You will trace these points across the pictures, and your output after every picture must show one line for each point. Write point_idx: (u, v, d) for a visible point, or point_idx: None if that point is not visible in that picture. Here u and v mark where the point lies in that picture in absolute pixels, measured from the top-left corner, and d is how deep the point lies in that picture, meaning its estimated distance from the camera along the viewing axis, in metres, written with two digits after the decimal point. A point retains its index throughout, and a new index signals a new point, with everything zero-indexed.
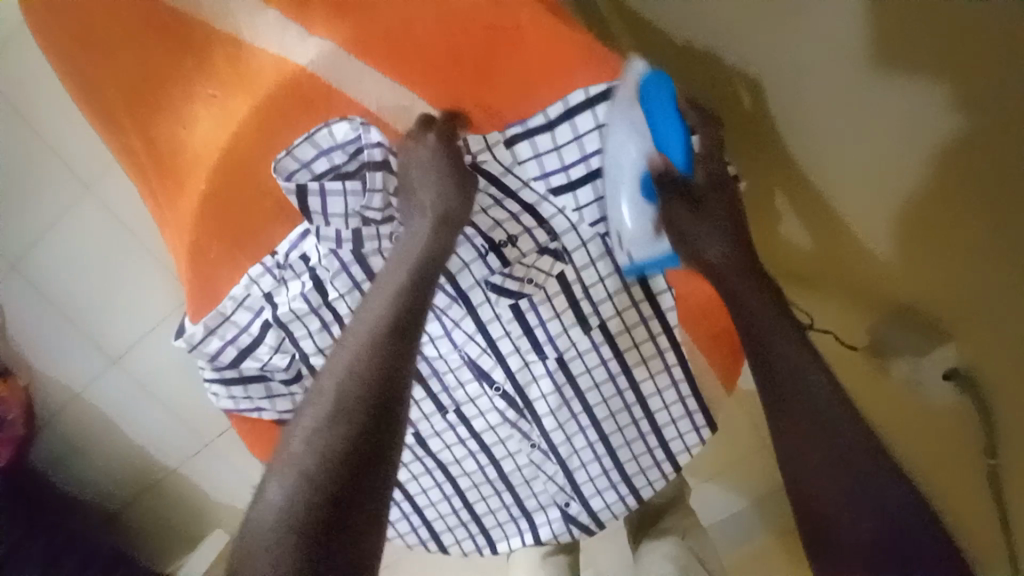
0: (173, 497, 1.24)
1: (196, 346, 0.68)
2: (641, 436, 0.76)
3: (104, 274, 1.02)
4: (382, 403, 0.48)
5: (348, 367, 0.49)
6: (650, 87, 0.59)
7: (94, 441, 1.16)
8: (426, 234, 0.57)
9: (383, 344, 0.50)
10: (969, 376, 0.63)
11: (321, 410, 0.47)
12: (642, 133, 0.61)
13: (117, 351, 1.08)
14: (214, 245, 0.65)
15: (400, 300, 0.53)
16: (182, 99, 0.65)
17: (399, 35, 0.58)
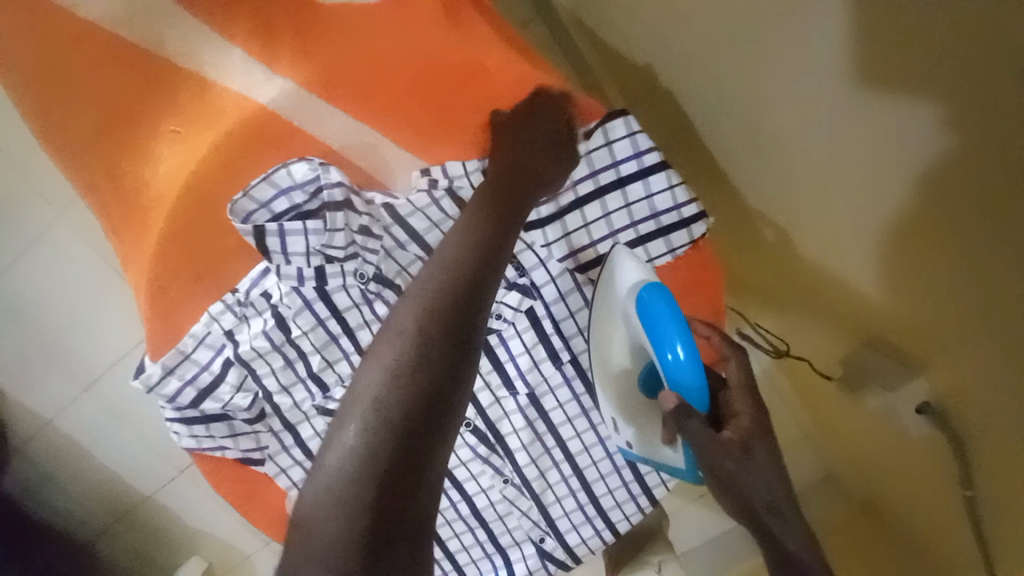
0: (150, 525, 1.20)
1: (154, 387, 0.66)
2: (616, 470, 0.75)
3: (77, 300, 1.00)
4: (431, 399, 0.48)
5: (395, 362, 0.50)
6: (614, 126, 0.62)
7: (70, 469, 1.13)
8: (483, 220, 0.59)
9: (444, 310, 0.53)
10: (940, 410, 0.62)
11: (387, 365, 0.51)
12: (607, 171, 0.62)
13: (91, 378, 1.06)
14: (175, 283, 0.62)
15: (457, 271, 0.56)
16: (140, 132, 0.63)
17: (362, 73, 0.58)
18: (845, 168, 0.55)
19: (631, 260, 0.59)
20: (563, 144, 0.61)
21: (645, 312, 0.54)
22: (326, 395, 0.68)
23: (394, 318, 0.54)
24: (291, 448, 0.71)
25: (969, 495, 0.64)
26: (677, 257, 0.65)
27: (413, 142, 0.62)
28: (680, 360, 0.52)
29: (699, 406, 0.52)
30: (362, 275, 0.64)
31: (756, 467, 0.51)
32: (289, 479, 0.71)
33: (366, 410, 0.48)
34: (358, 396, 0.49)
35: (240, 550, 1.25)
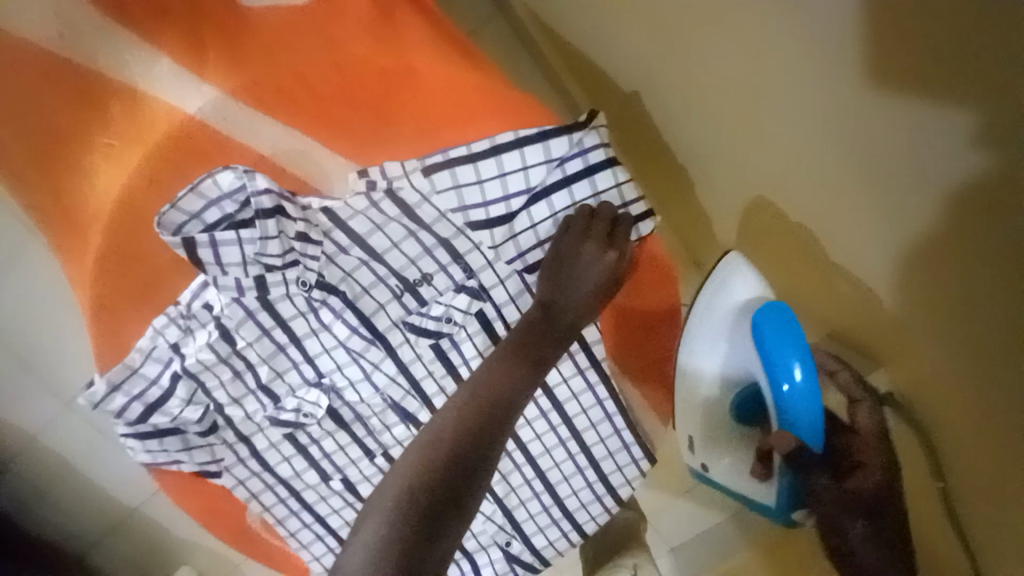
0: (137, 539, 1.20)
1: (99, 404, 0.64)
2: (579, 470, 0.74)
3: (51, 317, 1.00)
4: (441, 502, 0.52)
5: (422, 460, 0.53)
6: (558, 142, 0.59)
7: (55, 484, 1.13)
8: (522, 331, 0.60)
9: (481, 411, 0.55)
10: (901, 401, 0.58)
11: (417, 459, 0.53)
12: (559, 164, 0.59)
13: (70, 395, 1.06)
14: (118, 300, 0.63)
15: (502, 369, 0.57)
16: (73, 149, 0.62)
17: (293, 82, 0.61)
18: (804, 147, 0.54)
19: (745, 281, 0.61)
20: (503, 149, 0.58)
21: (761, 336, 0.54)
22: (278, 406, 0.67)
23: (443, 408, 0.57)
24: (247, 460, 0.70)
25: (941, 487, 0.58)
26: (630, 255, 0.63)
27: (348, 146, 0.64)
28: (801, 391, 0.52)
29: (817, 445, 0.54)
30: (305, 282, 0.62)
31: (850, 504, 0.59)
32: (248, 491, 0.70)
33: (389, 506, 0.51)
34: (389, 485, 0.53)
35: (229, 562, 1.24)
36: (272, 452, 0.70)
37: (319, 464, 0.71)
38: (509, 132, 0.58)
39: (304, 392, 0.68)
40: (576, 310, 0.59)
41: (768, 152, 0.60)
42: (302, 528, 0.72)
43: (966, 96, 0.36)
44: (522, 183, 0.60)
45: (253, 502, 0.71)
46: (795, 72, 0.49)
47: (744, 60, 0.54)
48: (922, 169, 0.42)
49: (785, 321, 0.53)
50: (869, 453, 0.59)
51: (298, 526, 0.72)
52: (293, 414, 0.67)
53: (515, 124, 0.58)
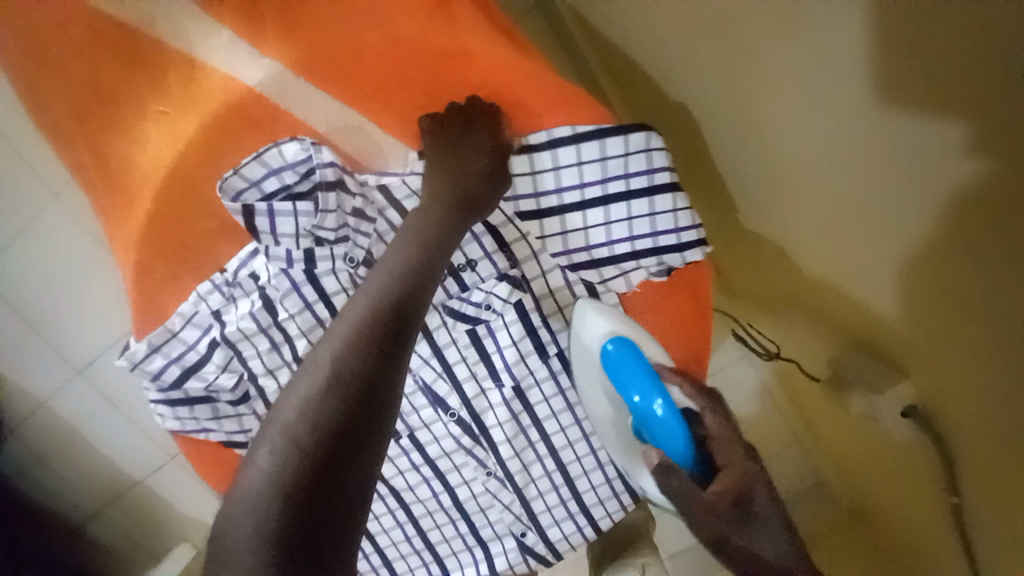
0: (140, 509, 1.21)
1: (138, 364, 0.65)
2: (599, 466, 0.74)
3: (71, 285, 1.00)
4: (359, 393, 0.44)
5: (341, 344, 0.46)
6: (616, 141, 0.60)
7: (61, 453, 1.13)
8: (440, 213, 0.56)
9: (410, 274, 0.51)
10: (925, 414, 0.62)
11: (305, 392, 0.44)
12: (617, 163, 0.61)
13: (84, 362, 1.06)
14: (161, 264, 0.64)
15: (410, 266, 0.52)
16: (131, 113, 0.63)
17: (346, 58, 0.59)
18: (844, 166, 0.55)
19: (599, 313, 0.64)
20: (560, 144, 0.60)
21: (615, 371, 0.60)
22: None
23: (284, 396, 0.46)
24: None
25: (956, 502, 0.63)
26: (687, 262, 0.64)
27: (398, 126, 0.62)
28: (662, 420, 0.56)
29: (683, 459, 0.57)
30: (352, 259, 0.63)
31: (724, 504, 0.54)
32: None
33: (276, 439, 0.43)
34: (276, 415, 0.44)
35: None
36: None
37: None
38: (567, 127, 0.60)
39: None
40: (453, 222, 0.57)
41: (809, 167, 0.61)
42: None
43: (953, 113, 0.39)
44: (576, 179, 0.61)
45: None
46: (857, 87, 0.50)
47: (790, 78, 0.55)
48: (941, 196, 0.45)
49: (630, 355, 0.59)
50: (736, 460, 0.56)
51: None
52: None
53: (575, 120, 0.60)
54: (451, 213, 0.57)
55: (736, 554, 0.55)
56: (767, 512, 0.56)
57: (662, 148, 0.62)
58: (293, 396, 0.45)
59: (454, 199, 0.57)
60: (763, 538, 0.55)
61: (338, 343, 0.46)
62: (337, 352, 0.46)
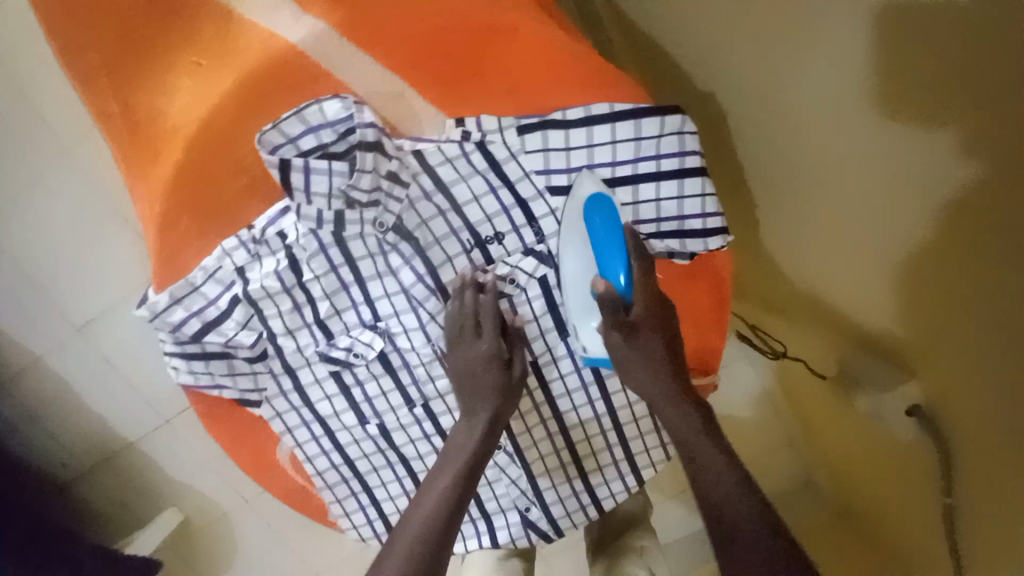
0: (130, 473, 1.22)
1: (158, 315, 0.65)
2: (608, 446, 0.76)
3: (81, 240, 1.01)
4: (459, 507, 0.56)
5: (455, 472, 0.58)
6: (650, 122, 0.60)
7: (52, 410, 1.13)
8: (489, 364, 0.62)
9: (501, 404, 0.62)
10: (929, 414, 0.65)
11: (426, 511, 0.55)
12: (650, 143, 0.61)
13: (85, 318, 1.06)
14: (184, 219, 0.64)
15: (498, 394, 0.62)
16: (164, 65, 0.63)
17: (393, 21, 0.57)
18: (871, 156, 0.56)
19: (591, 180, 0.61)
20: (597, 121, 0.59)
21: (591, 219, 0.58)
22: (330, 342, 0.69)
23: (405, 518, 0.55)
24: (289, 393, 0.71)
25: (948, 502, 0.68)
26: (710, 249, 0.65)
27: (436, 95, 0.60)
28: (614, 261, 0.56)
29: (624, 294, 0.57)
30: (381, 224, 0.63)
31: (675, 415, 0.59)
32: (284, 424, 0.73)
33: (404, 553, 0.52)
34: (401, 533, 0.54)
35: (217, 508, 1.28)
36: (315, 388, 0.71)
37: (359, 406, 0.73)
38: (605, 105, 0.59)
39: (358, 332, 0.69)
40: (496, 404, 0.62)
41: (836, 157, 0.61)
42: (329, 467, 0.75)
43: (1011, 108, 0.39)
44: (609, 158, 0.61)
45: (287, 435, 0.73)
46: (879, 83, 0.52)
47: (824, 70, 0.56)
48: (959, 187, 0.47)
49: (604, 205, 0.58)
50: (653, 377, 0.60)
51: (326, 466, 0.75)
52: (344, 352, 0.69)
53: (612, 98, 0.60)
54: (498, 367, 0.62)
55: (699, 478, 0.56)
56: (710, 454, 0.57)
57: (695, 133, 0.62)
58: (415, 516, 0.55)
59: (491, 368, 0.62)
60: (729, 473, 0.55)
61: (444, 486, 0.58)
62: (442, 494, 0.57)
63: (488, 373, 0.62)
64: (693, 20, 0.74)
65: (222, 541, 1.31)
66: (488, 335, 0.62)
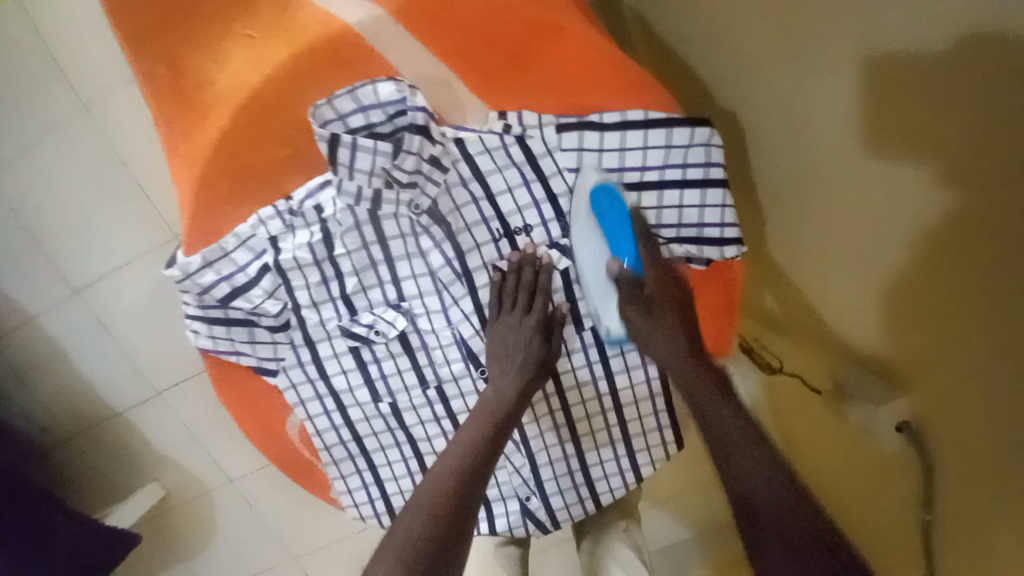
0: (116, 441, 1.21)
1: (190, 276, 0.66)
2: (611, 441, 0.78)
3: (95, 201, 1.01)
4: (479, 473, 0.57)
5: (476, 437, 0.60)
6: (682, 132, 0.63)
7: (47, 369, 1.13)
8: (525, 340, 0.66)
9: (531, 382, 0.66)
10: (917, 430, 0.69)
11: (443, 479, 0.56)
12: (679, 151, 0.64)
13: (89, 279, 1.06)
14: (223, 182, 0.65)
15: (524, 373, 0.65)
16: (219, 33, 0.64)
17: (447, 12, 0.60)
18: (896, 181, 0.59)
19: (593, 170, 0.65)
20: (631, 126, 0.62)
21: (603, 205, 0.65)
22: (353, 317, 0.70)
23: (422, 487, 0.56)
24: (306, 364, 0.72)
25: (926, 518, 0.71)
26: (725, 258, 0.69)
27: (481, 86, 0.63)
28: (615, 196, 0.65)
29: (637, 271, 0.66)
30: (417, 206, 0.66)
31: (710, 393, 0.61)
32: (297, 396, 0.74)
33: (419, 518, 0.52)
34: (419, 497, 0.54)
35: (200, 485, 1.26)
36: (333, 361, 0.72)
37: (373, 384, 0.74)
38: (640, 111, 0.62)
39: (381, 310, 0.70)
40: (529, 377, 0.65)
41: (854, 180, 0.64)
42: (336, 443, 0.76)
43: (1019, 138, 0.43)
44: (639, 162, 0.64)
45: (299, 407, 0.74)
46: (911, 112, 0.54)
47: (858, 94, 0.59)
48: (981, 214, 0.50)
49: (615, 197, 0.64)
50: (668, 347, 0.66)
51: (334, 441, 0.76)
52: (366, 328, 0.70)
53: (647, 106, 0.63)
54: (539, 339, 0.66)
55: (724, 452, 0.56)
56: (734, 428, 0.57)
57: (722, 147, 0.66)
58: (432, 482, 0.56)
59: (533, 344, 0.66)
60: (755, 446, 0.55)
61: (470, 442, 0.60)
62: (465, 452, 0.59)
63: (529, 343, 0.66)
64: (717, 42, 0.78)
65: (201, 518, 1.29)
66: (535, 312, 0.66)
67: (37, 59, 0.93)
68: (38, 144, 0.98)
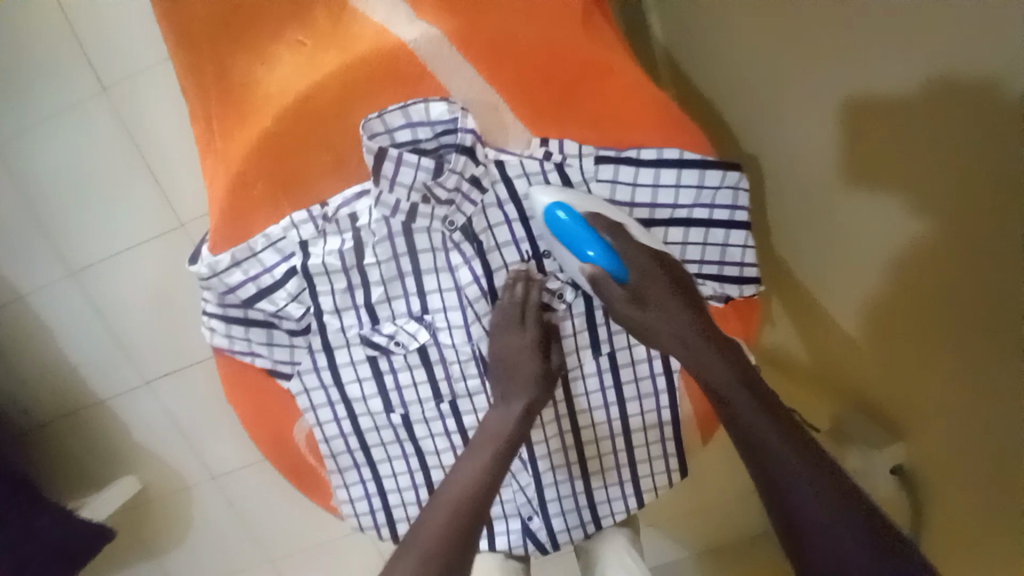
0: (91, 430, 1.17)
1: (217, 274, 0.66)
2: (617, 466, 0.79)
3: (98, 184, 0.99)
4: (480, 506, 0.61)
5: (482, 467, 0.63)
6: (713, 174, 0.66)
7: (27, 351, 1.09)
8: (529, 356, 0.68)
9: (535, 400, 0.68)
10: (909, 472, 0.76)
11: (444, 514, 0.60)
12: (708, 192, 0.67)
13: (85, 263, 1.04)
14: (259, 185, 0.64)
15: (529, 393, 0.68)
16: (270, 37, 0.65)
17: (501, 43, 0.61)
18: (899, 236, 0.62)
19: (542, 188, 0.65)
20: (666, 164, 0.64)
21: (563, 227, 0.63)
22: (374, 326, 0.71)
23: (421, 519, 0.61)
24: (321, 370, 0.72)
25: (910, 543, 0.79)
26: (744, 296, 0.71)
27: (524, 112, 0.63)
28: (570, 227, 0.62)
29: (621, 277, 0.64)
30: (451, 222, 0.67)
31: (754, 407, 0.60)
32: (309, 401, 0.73)
33: (419, 557, 0.57)
34: (420, 532, 0.59)
35: (179, 481, 1.22)
36: (349, 369, 0.72)
37: (387, 394, 0.73)
38: (676, 151, 0.65)
39: (404, 321, 0.71)
40: (532, 394, 0.68)
41: (859, 237, 0.68)
42: (344, 451, 0.75)
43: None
44: (671, 199, 0.67)
45: (309, 413, 0.73)
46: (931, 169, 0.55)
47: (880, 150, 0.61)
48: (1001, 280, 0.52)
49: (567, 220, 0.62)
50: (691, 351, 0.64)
51: (342, 448, 0.75)
52: (386, 338, 0.70)
53: (682, 146, 0.65)
54: (537, 354, 0.68)
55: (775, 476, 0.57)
56: (782, 448, 0.57)
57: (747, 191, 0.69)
58: (433, 519, 0.60)
59: (532, 360, 0.68)
60: (806, 468, 0.56)
61: (475, 471, 0.63)
62: (472, 483, 0.62)
63: (528, 357, 0.68)
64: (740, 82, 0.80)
65: (180, 517, 1.25)
66: (532, 322, 0.68)
67: (46, 37, 0.92)
68: (42, 123, 0.96)
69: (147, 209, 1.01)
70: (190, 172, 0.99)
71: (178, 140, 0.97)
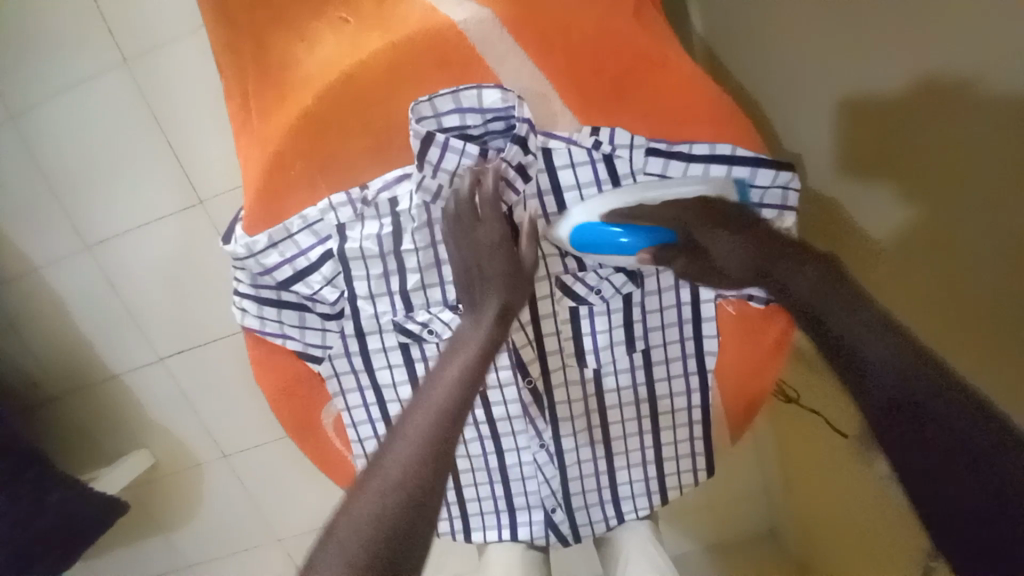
0: (103, 403, 1.17)
1: (253, 255, 0.65)
2: (643, 462, 0.79)
3: (118, 156, 0.97)
4: (455, 417, 0.53)
5: (460, 376, 0.57)
6: (765, 173, 0.64)
7: (43, 323, 1.09)
8: (493, 253, 0.62)
9: (508, 305, 0.62)
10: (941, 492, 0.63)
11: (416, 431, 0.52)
12: (758, 192, 0.65)
13: (103, 236, 1.02)
14: (296, 164, 0.62)
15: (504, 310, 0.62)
16: (313, 12, 0.63)
17: (557, 26, 0.59)
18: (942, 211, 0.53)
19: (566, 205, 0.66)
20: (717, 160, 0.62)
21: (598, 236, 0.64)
22: (408, 314, 0.70)
23: (387, 449, 0.52)
24: (352, 355, 0.71)
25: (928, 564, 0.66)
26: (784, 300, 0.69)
27: (573, 97, 0.61)
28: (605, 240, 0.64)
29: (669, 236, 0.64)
30: None
31: (808, 289, 0.58)
32: (339, 385, 0.72)
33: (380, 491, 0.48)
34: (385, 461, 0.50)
35: (191, 457, 1.22)
36: (380, 355, 0.72)
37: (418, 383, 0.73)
38: (729, 147, 0.63)
39: (438, 310, 0.70)
40: (507, 295, 0.62)
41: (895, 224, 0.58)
42: (371, 436, 0.75)
43: None
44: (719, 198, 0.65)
45: (339, 398, 0.73)
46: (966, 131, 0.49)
47: None
48: None
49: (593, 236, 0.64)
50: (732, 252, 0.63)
51: (369, 434, 0.75)
52: (420, 326, 0.69)
53: (735, 142, 0.63)
54: (507, 251, 0.62)
55: (869, 373, 0.50)
56: (856, 333, 0.52)
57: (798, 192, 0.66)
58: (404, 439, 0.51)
59: (501, 255, 0.62)
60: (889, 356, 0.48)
61: (452, 380, 0.57)
62: (446, 403, 0.54)
63: (495, 253, 0.62)
64: None
65: (189, 494, 1.26)
66: (491, 215, 0.62)
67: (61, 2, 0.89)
68: (63, 92, 0.94)
69: (163, 185, 0.99)
70: (208, 149, 0.97)
71: (193, 117, 0.95)
